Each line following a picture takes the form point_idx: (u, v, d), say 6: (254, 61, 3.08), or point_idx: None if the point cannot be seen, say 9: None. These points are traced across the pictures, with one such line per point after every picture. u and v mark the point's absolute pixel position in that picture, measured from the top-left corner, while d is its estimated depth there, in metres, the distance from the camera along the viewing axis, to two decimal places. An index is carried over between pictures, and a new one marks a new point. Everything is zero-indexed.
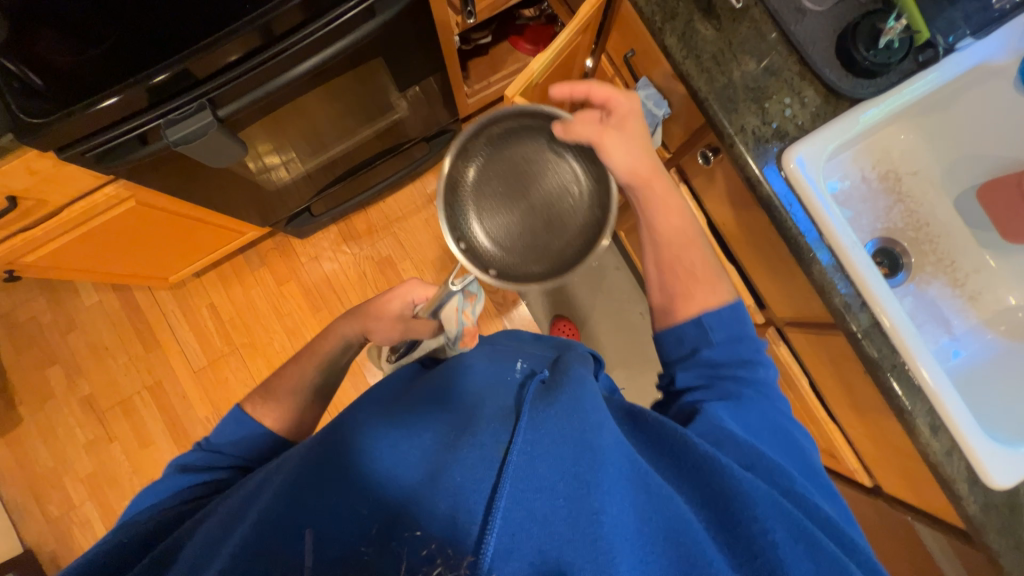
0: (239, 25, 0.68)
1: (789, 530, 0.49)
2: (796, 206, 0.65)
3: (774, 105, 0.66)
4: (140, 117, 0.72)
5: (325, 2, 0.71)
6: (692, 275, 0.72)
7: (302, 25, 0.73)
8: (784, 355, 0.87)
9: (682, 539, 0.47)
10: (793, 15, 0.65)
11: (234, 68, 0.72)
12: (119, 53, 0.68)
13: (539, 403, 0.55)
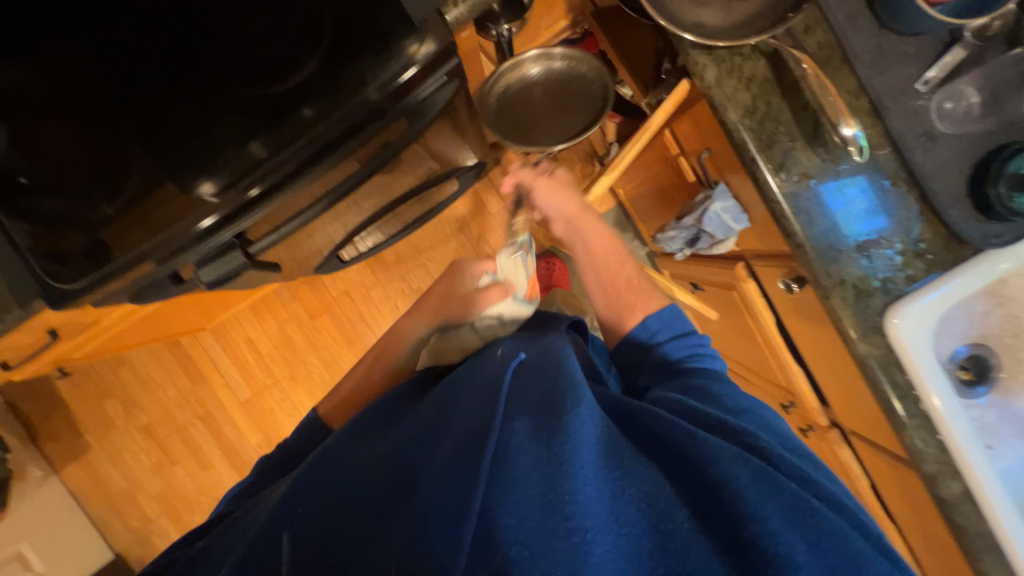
0: (271, 164, 0.61)
1: (764, 494, 0.48)
2: (893, 367, 0.59)
3: (883, 250, 0.57)
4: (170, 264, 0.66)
5: (352, 120, 0.61)
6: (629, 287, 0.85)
7: (325, 151, 0.62)
8: (845, 458, 0.84)
9: (660, 514, 0.48)
10: (920, 142, 0.54)
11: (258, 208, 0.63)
12: (148, 201, 0.62)
13: (519, 394, 0.58)
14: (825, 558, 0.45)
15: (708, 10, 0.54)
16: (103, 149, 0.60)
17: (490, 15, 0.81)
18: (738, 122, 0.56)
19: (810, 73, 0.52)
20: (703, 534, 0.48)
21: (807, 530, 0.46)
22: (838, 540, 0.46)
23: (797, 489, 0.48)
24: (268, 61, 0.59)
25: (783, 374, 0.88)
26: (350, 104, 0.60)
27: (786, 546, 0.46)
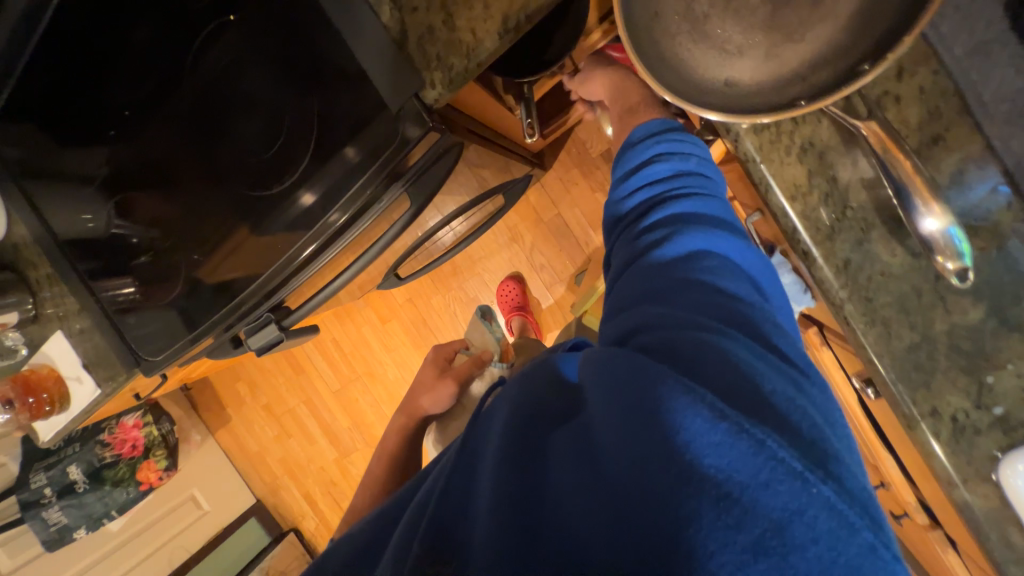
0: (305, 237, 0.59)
1: (612, 407, 0.37)
2: (1010, 523, 0.43)
3: (1009, 380, 0.41)
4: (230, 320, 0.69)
5: (358, 195, 0.54)
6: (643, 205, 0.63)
7: (348, 223, 0.56)
8: (954, 566, 0.67)
9: (566, 488, 0.37)
10: None
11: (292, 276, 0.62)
12: (221, 275, 0.71)
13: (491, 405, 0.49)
14: (685, 478, 0.32)
15: (742, 63, 0.42)
16: (188, 232, 0.74)
17: None
18: (787, 206, 0.46)
19: (878, 149, 0.40)
20: (571, 464, 0.37)
21: (644, 426, 0.34)
22: (685, 448, 0.32)
23: (648, 376, 0.36)
24: (280, 165, 0.61)
25: (870, 453, 0.72)
26: (374, 165, 0.53)
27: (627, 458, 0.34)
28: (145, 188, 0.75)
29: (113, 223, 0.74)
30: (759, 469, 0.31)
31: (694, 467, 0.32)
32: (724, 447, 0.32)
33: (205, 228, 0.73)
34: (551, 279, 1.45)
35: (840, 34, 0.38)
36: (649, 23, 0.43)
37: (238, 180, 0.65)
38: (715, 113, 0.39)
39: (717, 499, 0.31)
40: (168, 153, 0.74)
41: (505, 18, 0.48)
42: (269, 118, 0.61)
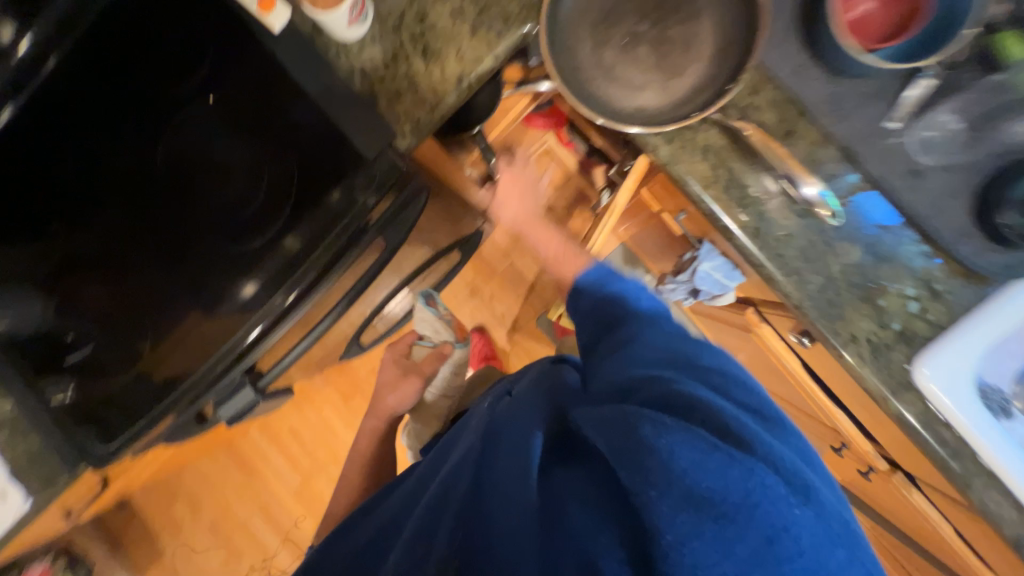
0: (275, 295, 0.60)
1: (624, 444, 0.37)
2: (936, 424, 0.52)
3: (893, 300, 0.52)
4: (191, 396, 0.64)
5: (333, 243, 0.58)
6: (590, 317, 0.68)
7: (312, 286, 0.59)
8: (919, 503, 0.74)
9: (576, 519, 0.37)
10: (904, 180, 0.50)
11: (263, 338, 0.60)
12: (174, 348, 0.65)
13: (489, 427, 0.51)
14: (695, 507, 0.33)
15: (648, 93, 0.54)
16: (147, 303, 0.67)
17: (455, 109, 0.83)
18: (703, 192, 0.54)
19: (754, 137, 0.51)
20: (586, 504, 0.38)
21: (658, 465, 0.35)
22: (689, 480, 0.34)
23: (655, 420, 0.38)
24: (263, 214, 0.64)
25: (825, 414, 0.80)
26: (342, 216, 0.59)
27: (644, 496, 0.34)
28: (85, 259, 0.67)
29: (47, 316, 0.66)
30: (754, 493, 0.34)
31: (703, 494, 0.33)
32: (719, 471, 0.34)
33: (168, 300, 0.66)
34: (514, 326, 1.51)
35: (709, 67, 0.53)
36: (571, 66, 0.54)
37: (210, 232, 0.65)
38: (636, 128, 0.52)
39: (723, 526, 0.33)
40: (108, 219, 0.67)
41: (456, 78, 0.57)
42: (245, 171, 0.64)
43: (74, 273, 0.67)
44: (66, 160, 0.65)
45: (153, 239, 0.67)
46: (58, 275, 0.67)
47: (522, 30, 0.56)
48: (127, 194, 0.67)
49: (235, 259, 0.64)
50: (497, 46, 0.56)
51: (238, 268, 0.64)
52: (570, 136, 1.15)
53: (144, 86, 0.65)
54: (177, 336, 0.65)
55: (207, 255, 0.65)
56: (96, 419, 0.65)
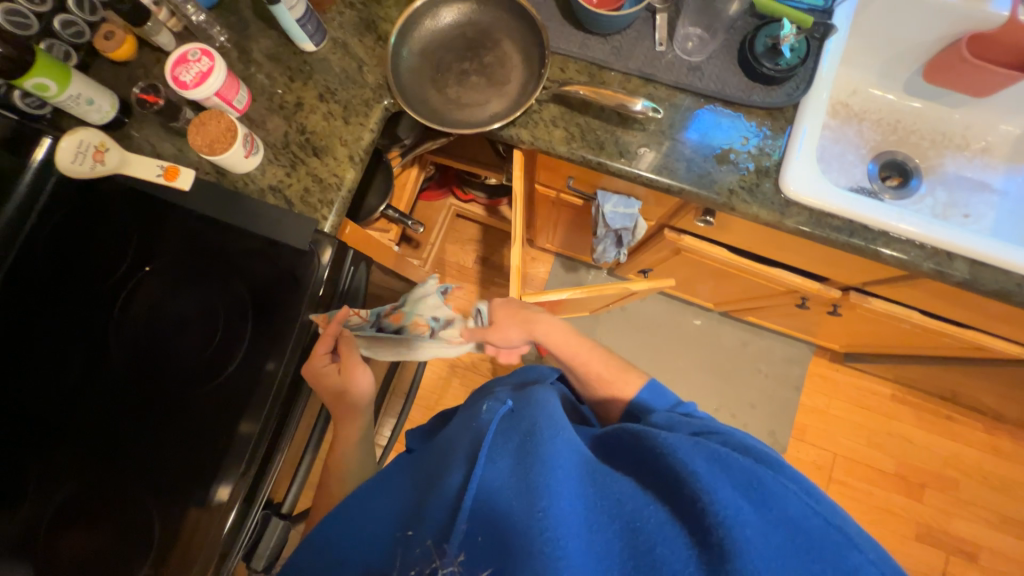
0: (264, 416, 0.65)
1: (719, 471, 0.46)
2: (827, 219, 0.64)
3: (739, 152, 0.66)
4: (221, 568, 0.63)
5: (300, 342, 0.66)
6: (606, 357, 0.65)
7: (296, 392, 0.68)
8: (882, 307, 0.84)
9: (650, 528, 0.43)
10: (692, 75, 0.67)
11: (273, 461, 0.66)
12: (180, 527, 0.63)
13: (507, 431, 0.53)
14: (776, 532, 0.42)
15: (492, 101, 0.69)
16: (151, 481, 0.64)
17: (359, 198, 0.94)
18: (570, 149, 0.67)
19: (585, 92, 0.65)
20: (645, 504, 0.45)
21: (758, 499, 0.43)
22: (758, 500, 0.43)
23: (750, 464, 0.46)
24: (234, 338, 0.67)
25: (775, 282, 0.90)
26: (295, 324, 0.66)
27: (739, 515, 0.42)
28: (80, 472, 0.65)
29: None
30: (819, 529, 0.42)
31: (782, 521, 0.42)
32: (783, 501, 0.44)
33: (173, 464, 0.64)
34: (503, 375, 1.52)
35: (524, 67, 0.69)
36: (429, 109, 0.69)
37: (190, 382, 0.67)
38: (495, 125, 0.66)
39: (796, 551, 0.41)
40: (85, 421, 0.66)
41: (348, 157, 0.69)
42: (204, 311, 0.68)
43: (78, 493, 0.64)
44: (23, 378, 0.67)
45: (139, 417, 0.66)
46: (62, 503, 0.64)
47: (382, 104, 0.70)
48: (94, 388, 0.67)
49: (223, 392, 0.66)
50: (369, 122, 0.70)
51: (231, 397, 0.66)
52: (466, 188, 1.31)
53: (83, 286, 0.69)
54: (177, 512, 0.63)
55: (196, 402, 0.66)
56: None
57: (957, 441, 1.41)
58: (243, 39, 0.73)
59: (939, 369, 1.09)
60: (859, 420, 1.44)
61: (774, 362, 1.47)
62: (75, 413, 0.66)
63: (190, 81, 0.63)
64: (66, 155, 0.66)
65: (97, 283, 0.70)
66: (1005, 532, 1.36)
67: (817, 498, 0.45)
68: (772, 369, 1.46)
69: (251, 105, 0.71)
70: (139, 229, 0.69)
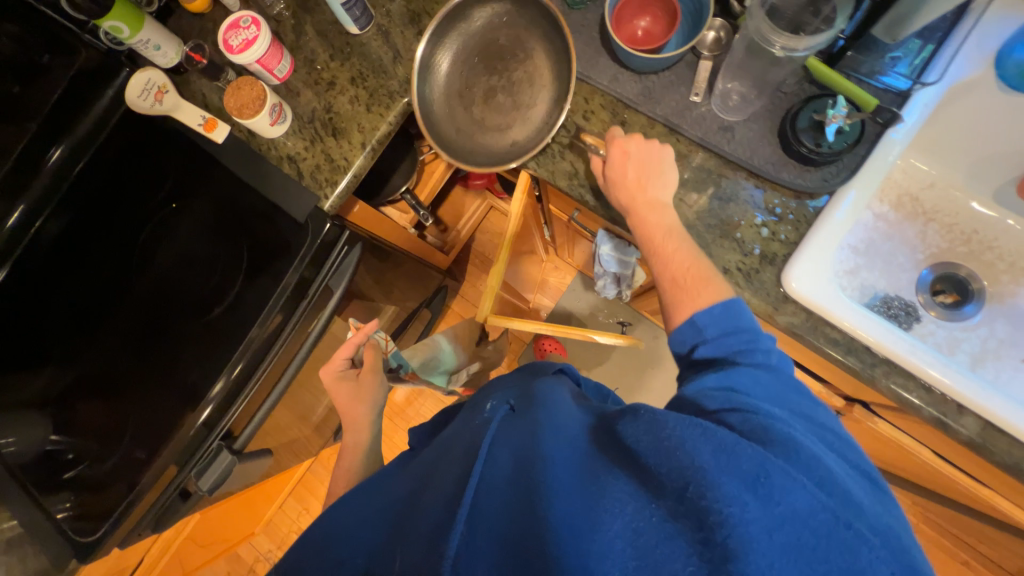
0: (236, 357, 0.72)
1: (721, 461, 0.35)
2: (826, 329, 0.57)
3: (747, 232, 0.60)
4: (176, 477, 0.73)
5: (284, 308, 0.72)
6: (678, 283, 0.54)
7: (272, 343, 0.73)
8: (888, 432, 0.75)
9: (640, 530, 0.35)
10: (720, 135, 0.61)
11: (236, 400, 0.73)
12: (153, 430, 0.73)
13: (504, 433, 0.48)
14: (787, 531, 0.32)
15: (515, 127, 0.68)
16: (144, 388, 0.76)
17: (383, 176, 0.97)
18: (570, 184, 0.65)
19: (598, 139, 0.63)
20: (644, 501, 0.36)
21: (768, 493, 0.34)
22: (774, 496, 0.33)
23: (762, 451, 0.36)
24: (228, 285, 0.74)
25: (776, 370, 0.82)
26: (278, 286, 0.72)
27: (741, 511, 0.33)
28: (101, 358, 0.78)
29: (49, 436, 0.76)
30: (846, 538, 0.32)
31: (800, 520, 0.33)
32: (804, 496, 0.33)
33: (163, 376, 0.75)
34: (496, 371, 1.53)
35: (552, 93, 0.67)
36: (451, 126, 0.69)
37: (188, 313, 0.76)
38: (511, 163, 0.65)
39: (811, 561, 0.31)
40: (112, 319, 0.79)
41: (363, 143, 0.72)
42: (209, 255, 0.76)
43: (93, 375, 0.78)
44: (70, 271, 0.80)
45: (149, 331, 0.78)
46: (77, 381, 0.78)
47: (403, 101, 0.72)
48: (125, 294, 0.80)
49: (210, 329, 0.74)
50: (388, 114, 0.72)
51: (216, 334, 0.74)
52: (502, 186, 1.31)
53: (128, 205, 0.80)
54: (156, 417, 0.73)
55: (189, 331, 0.76)
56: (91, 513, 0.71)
57: None
58: (300, 10, 0.77)
59: (960, 514, 0.95)
60: None
61: None
62: (109, 309, 0.80)
63: (236, 46, 0.68)
64: (133, 91, 0.73)
65: (139, 203, 0.79)
66: None
67: (843, 493, 0.35)
68: None
69: (292, 75, 0.75)
70: (176, 170, 0.78)
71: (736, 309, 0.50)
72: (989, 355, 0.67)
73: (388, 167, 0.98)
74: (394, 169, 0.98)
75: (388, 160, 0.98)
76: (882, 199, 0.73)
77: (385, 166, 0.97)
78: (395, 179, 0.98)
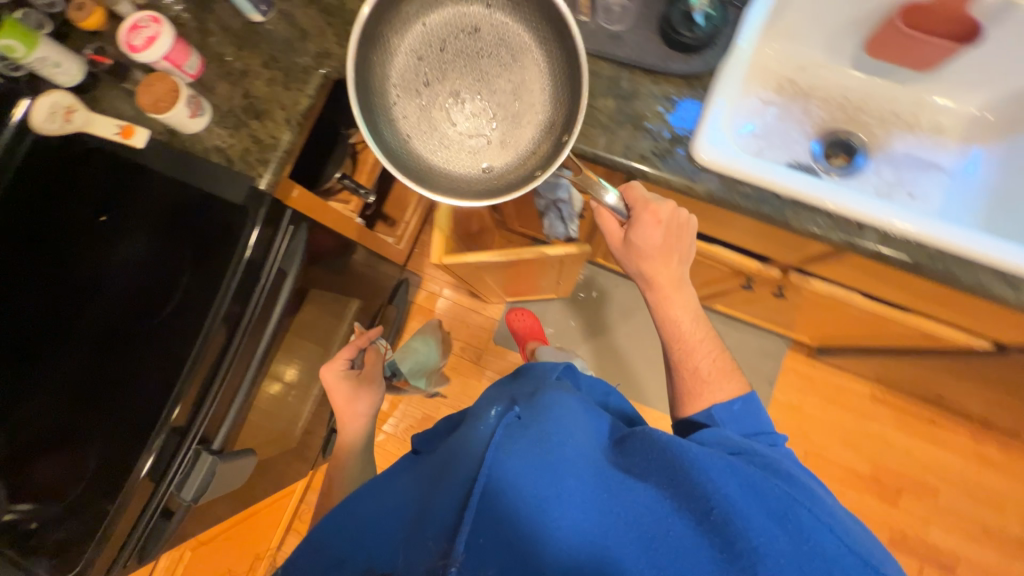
0: (196, 352, 0.70)
1: (746, 497, 0.50)
2: (739, 186, 0.64)
3: (654, 120, 0.66)
4: (156, 494, 0.70)
5: (241, 290, 0.72)
6: (701, 375, 0.71)
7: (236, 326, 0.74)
8: (823, 288, 0.82)
9: (669, 540, 0.48)
10: (611, 43, 0.68)
11: (207, 398, 0.73)
12: (112, 453, 0.68)
13: (511, 437, 0.53)
14: (797, 552, 0.48)
15: (491, 149, 0.60)
16: (91, 414, 0.69)
17: (318, 166, 0.99)
18: None
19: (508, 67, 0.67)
20: (670, 519, 0.48)
21: (786, 524, 0.49)
22: (780, 523, 0.49)
23: (782, 492, 0.52)
24: (173, 282, 0.72)
25: (718, 262, 0.90)
26: (229, 273, 0.71)
27: (755, 535, 0.48)
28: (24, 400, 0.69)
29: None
30: (858, 565, 0.48)
31: (811, 552, 0.48)
32: (803, 526, 0.50)
33: (110, 397, 0.69)
34: (474, 355, 1.54)
35: (541, 122, 0.59)
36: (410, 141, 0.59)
37: (131, 323, 0.71)
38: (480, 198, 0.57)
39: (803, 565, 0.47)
40: (31, 357, 0.71)
41: (289, 119, 0.74)
42: (146, 259, 0.73)
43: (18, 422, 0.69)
44: None
45: (83, 354, 0.71)
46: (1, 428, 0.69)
47: (320, 73, 0.75)
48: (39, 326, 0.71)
49: (162, 329, 0.71)
50: (307, 88, 0.74)
51: (167, 338, 0.71)
52: None
53: (39, 228, 0.74)
54: (114, 437, 0.68)
55: (136, 340, 0.71)
56: (63, 555, 0.66)
57: (940, 447, 1.35)
58: (200, 11, 0.79)
59: (908, 361, 1.04)
60: (834, 418, 1.39)
61: (748, 355, 1.43)
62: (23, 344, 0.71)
63: (140, 45, 0.69)
64: (39, 116, 0.73)
65: (53, 223, 0.74)
66: (987, 544, 1.30)
67: (844, 528, 0.51)
68: (748, 361, 1.43)
69: (203, 71, 0.76)
70: (93, 185, 0.75)
71: (751, 405, 0.68)
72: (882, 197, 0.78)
73: (321, 156, 1.00)
74: (326, 157, 1.00)
75: (320, 150, 1.00)
76: (766, 85, 0.83)
77: (318, 156, 1.00)
78: (330, 166, 1.00)
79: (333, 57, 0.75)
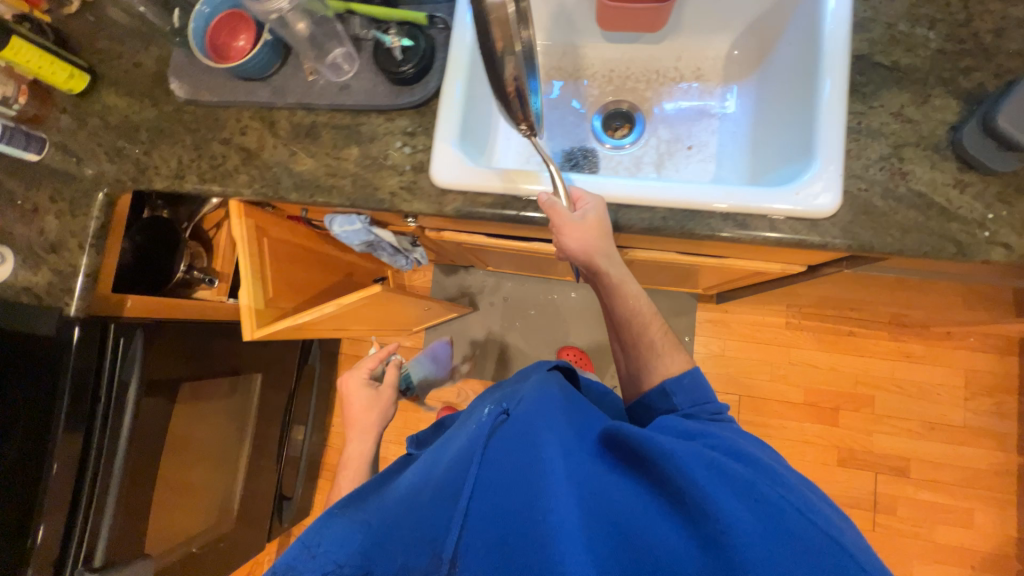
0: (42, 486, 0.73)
1: (722, 482, 0.45)
2: (484, 198, 0.66)
3: (395, 155, 0.69)
4: None
5: (80, 415, 0.77)
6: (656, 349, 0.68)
7: (88, 447, 0.78)
8: (639, 255, 0.84)
9: (651, 536, 0.42)
10: (341, 94, 0.71)
11: (74, 523, 0.77)
12: None
13: (498, 438, 0.49)
14: (785, 538, 0.42)
15: None
16: None
17: (159, 267, 1.00)
18: (253, 190, 0.72)
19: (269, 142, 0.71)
20: (656, 514, 0.44)
21: (761, 508, 0.43)
22: (764, 507, 0.43)
23: (753, 479, 0.46)
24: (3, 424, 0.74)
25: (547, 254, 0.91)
26: (59, 404, 0.74)
27: (737, 518, 0.42)
28: None
29: None
30: (832, 547, 0.42)
31: (793, 535, 0.42)
32: (786, 509, 0.44)
33: None
34: None
35: None
36: None
37: None
38: None
39: (796, 552, 0.41)
40: None
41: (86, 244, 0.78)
42: None
43: None
44: None
45: None
46: None
47: (100, 194, 0.78)
48: None
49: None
50: (92, 212, 0.78)
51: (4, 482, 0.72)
52: None
53: None
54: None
55: None
56: None
57: (866, 356, 1.35)
58: None
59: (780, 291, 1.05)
60: (760, 355, 1.40)
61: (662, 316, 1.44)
62: None
63: None
64: None
65: None
66: (933, 437, 1.30)
67: (830, 520, 0.45)
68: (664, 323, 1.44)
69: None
70: None
71: (698, 379, 0.65)
72: (662, 157, 0.79)
73: (161, 256, 1.01)
74: (166, 256, 1.01)
75: (158, 250, 1.00)
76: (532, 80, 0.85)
77: (158, 256, 1.00)
78: (171, 262, 1.01)
79: (107, 174, 0.78)
